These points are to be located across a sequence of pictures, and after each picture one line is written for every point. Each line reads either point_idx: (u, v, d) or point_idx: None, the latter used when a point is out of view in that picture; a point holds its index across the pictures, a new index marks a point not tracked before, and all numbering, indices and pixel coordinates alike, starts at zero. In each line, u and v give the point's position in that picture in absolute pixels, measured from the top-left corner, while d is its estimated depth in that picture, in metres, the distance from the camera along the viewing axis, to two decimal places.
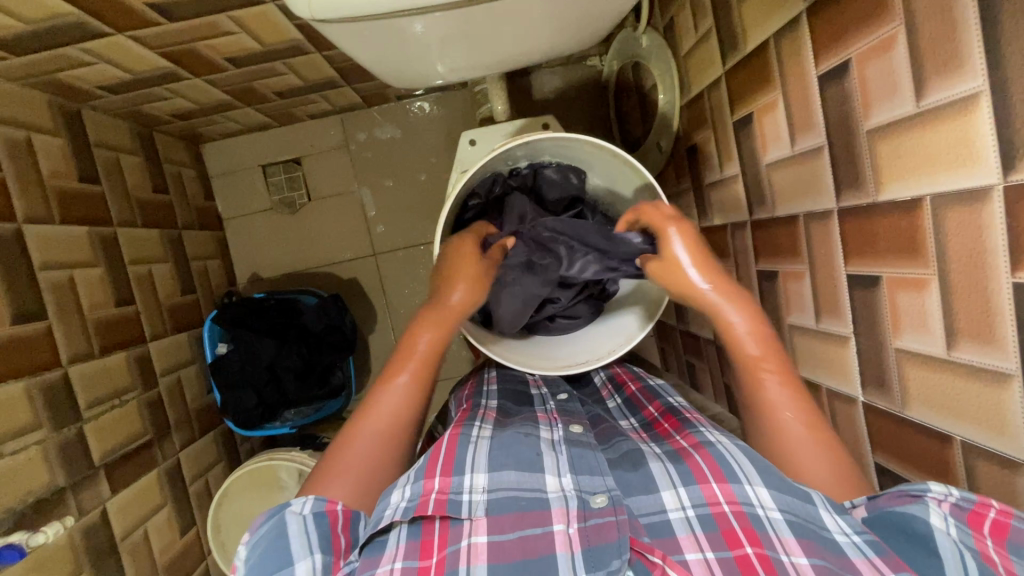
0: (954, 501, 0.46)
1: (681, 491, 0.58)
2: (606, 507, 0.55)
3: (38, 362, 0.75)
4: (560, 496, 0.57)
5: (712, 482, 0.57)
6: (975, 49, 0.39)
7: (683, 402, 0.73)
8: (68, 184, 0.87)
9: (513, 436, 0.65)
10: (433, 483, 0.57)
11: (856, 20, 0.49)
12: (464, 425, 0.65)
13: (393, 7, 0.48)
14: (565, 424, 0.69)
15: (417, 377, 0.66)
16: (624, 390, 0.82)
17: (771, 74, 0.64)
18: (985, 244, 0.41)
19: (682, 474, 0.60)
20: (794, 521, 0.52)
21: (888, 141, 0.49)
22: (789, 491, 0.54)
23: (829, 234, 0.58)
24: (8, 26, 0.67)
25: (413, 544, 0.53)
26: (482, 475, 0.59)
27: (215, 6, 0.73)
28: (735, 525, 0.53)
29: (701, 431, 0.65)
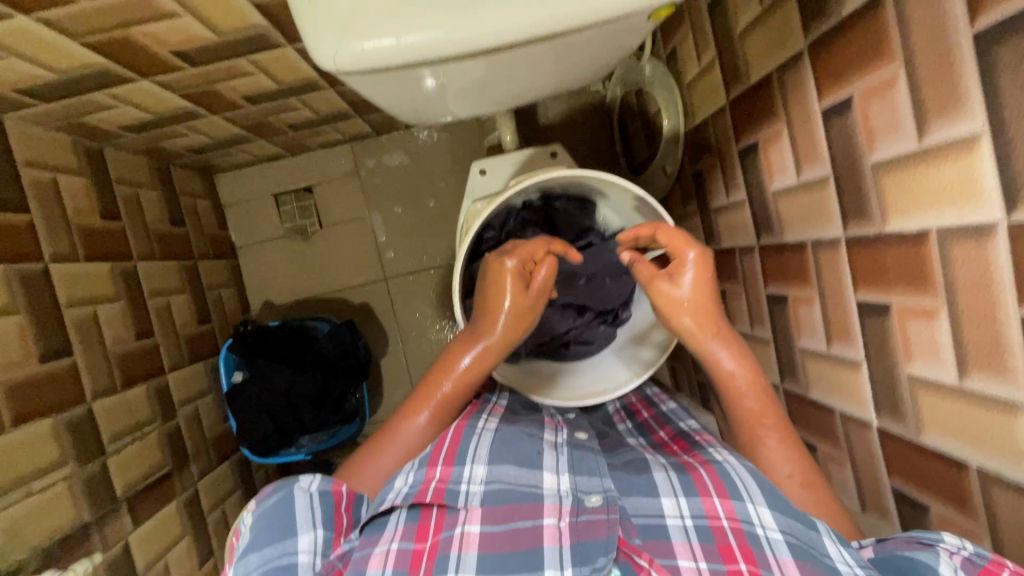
0: (967, 555, 0.46)
1: (681, 501, 0.59)
2: (599, 506, 0.57)
3: (64, 398, 0.77)
4: (555, 494, 0.59)
5: (713, 496, 0.58)
6: (975, 92, 0.41)
7: (696, 425, 0.73)
8: (92, 222, 0.89)
9: (517, 431, 0.66)
10: (435, 472, 0.59)
11: (856, 60, 0.51)
12: (470, 417, 0.67)
13: (418, 55, 0.50)
14: (569, 430, 0.71)
15: (435, 419, 0.68)
16: (636, 417, 0.84)
17: (775, 107, 0.66)
18: (992, 277, 0.42)
19: (684, 484, 0.61)
20: (794, 544, 0.52)
21: (892, 176, 0.50)
22: (791, 515, 0.55)
23: (837, 261, 0.60)
24: (41, 77, 0.70)
25: (410, 527, 0.56)
26: (482, 468, 0.60)
27: (237, 52, 0.75)
28: (732, 542, 0.54)
29: (710, 450, 0.66)
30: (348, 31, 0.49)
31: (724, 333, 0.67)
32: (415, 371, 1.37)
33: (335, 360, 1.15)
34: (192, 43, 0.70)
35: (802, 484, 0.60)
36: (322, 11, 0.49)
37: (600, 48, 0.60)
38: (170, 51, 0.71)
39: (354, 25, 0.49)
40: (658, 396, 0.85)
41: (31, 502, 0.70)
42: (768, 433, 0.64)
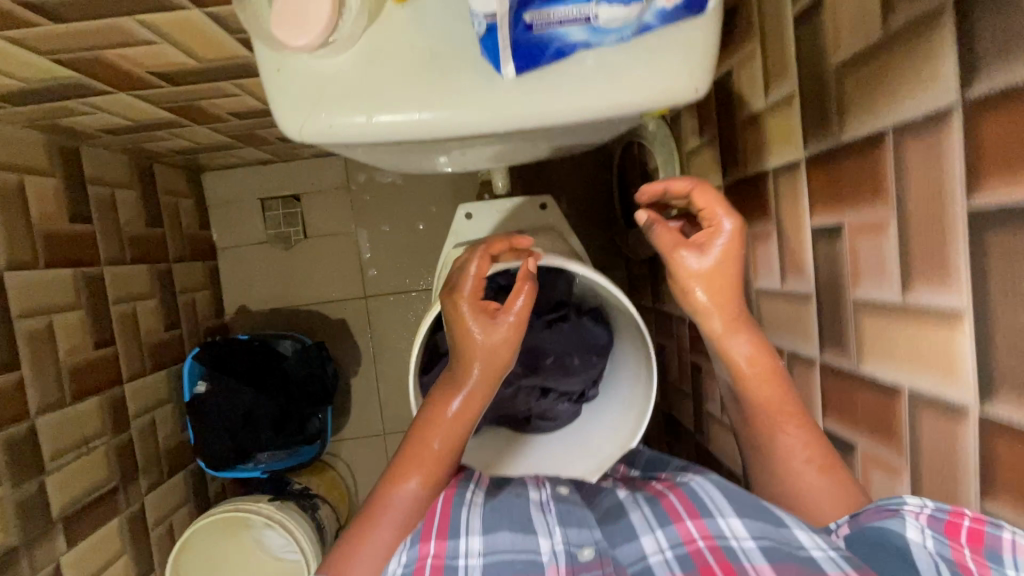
0: (929, 511, 0.40)
1: (659, 535, 0.51)
2: (593, 561, 0.49)
3: (6, 415, 0.74)
4: (550, 552, 0.49)
5: (686, 520, 0.51)
6: (964, 268, 0.38)
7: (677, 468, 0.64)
8: (58, 227, 0.86)
9: (503, 496, 0.57)
10: (429, 547, 0.49)
11: (851, 190, 0.49)
12: (459, 485, 0.57)
13: (391, 131, 0.47)
14: (552, 484, 0.61)
15: (427, 477, 0.57)
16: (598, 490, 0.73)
17: (768, 206, 0.63)
18: (959, 458, 0.41)
19: (658, 515, 0.53)
20: (769, 548, 0.45)
21: (873, 319, 0.48)
22: (760, 519, 0.48)
23: (811, 382, 0.58)
24: (7, 85, 0.66)
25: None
26: (478, 538, 0.50)
27: (220, 77, 0.72)
28: (711, 561, 0.46)
29: (681, 477, 0.60)
30: (317, 104, 0.46)
31: (742, 316, 0.56)
32: (385, 392, 1.35)
33: (301, 381, 1.14)
34: (171, 67, 0.67)
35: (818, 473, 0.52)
36: (291, 81, 0.46)
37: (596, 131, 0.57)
38: (148, 72, 0.68)
39: (326, 99, 0.46)
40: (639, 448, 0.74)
41: None
42: (793, 420, 0.54)
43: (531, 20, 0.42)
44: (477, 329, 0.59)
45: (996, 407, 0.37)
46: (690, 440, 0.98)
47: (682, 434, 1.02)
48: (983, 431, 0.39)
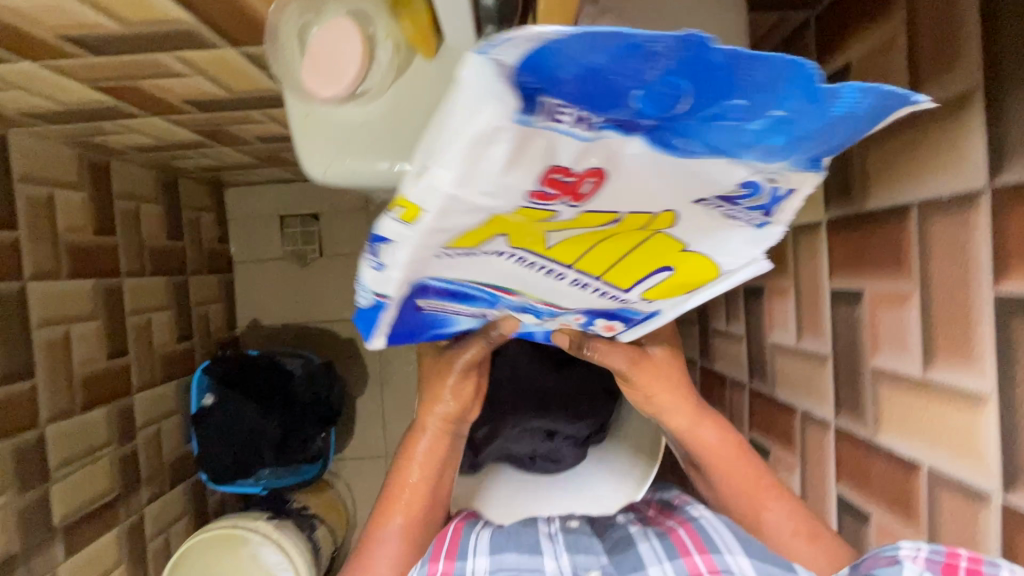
0: (926, 555, 0.38)
1: (666, 567, 0.54)
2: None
3: (19, 421, 0.75)
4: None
5: (694, 554, 0.54)
6: (987, 351, 0.38)
7: (672, 493, 0.68)
8: (82, 239, 0.88)
9: (514, 523, 0.63)
10: (436, 568, 0.54)
11: (870, 258, 0.48)
12: (469, 518, 0.62)
13: None
14: (563, 517, 0.65)
15: (409, 517, 0.58)
16: (658, 524, 0.62)
17: (788, 263, 0.63)
18: (977, 544, 0.40)
19: (666, 548, 0.57)
20: None
21: (890, 392, 0.47)
22: (771, 562, 0.52)
23: (824, 443, 0.57)
24: (43, 105, 0.68)
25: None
26: (485, 558, 0.56)
27: (249, 106, 0.74)
28: None
29: (687, 508, 0.63)
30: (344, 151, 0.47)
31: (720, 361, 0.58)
32: (389, 415, 1.34)
33: (308, 401, 1.14)
34: (204, 95, 0.69)
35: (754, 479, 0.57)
36: (324, 135, 0.47)
37: None
38: (182, 99, 0.70)
39: (353, 146, 0.47)
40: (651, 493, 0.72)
41: None
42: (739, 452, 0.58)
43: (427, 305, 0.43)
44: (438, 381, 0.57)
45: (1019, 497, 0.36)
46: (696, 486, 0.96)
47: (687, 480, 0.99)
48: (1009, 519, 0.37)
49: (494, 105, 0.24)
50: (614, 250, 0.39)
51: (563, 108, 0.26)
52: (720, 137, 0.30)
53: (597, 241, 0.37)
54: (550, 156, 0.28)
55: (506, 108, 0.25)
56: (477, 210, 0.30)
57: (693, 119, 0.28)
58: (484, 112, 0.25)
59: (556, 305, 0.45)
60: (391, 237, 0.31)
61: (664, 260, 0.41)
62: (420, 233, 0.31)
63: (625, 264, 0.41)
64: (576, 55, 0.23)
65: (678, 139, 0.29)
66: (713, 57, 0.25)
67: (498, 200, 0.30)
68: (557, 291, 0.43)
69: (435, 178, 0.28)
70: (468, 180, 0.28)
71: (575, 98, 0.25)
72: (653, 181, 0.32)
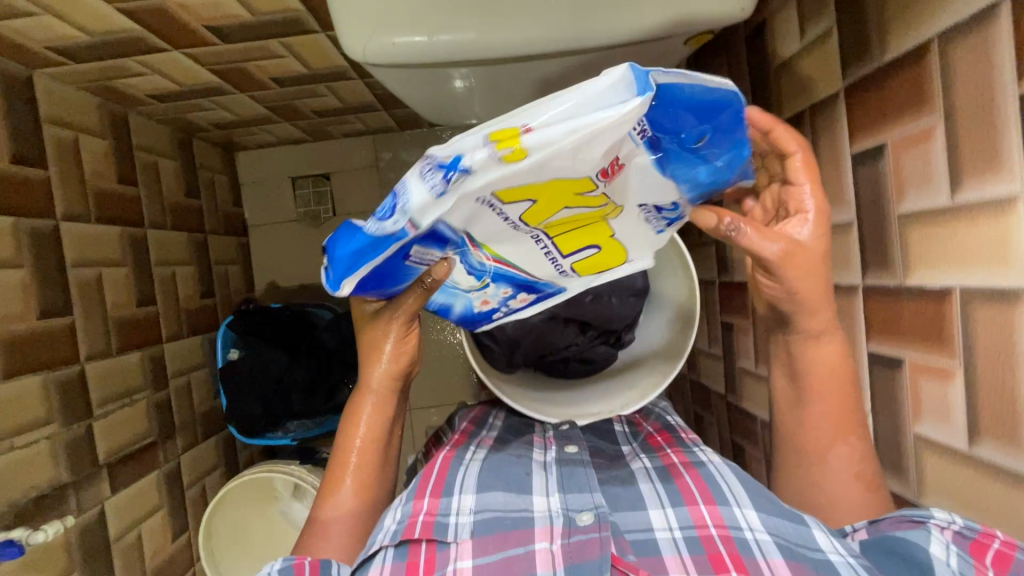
0: (957, 528, 0.46)
1: (669, 512, 0.59)
2: (591, 524, 0.54)
3: (60, 355, 0.77)
4: (546, 514, 0.57)
5: (701, 504, 0.59)
6: (1015, 151, 0.40)
7: (679, 422, 0.74)
8: (107, 186, 0.89)
9: (504, 456, 0.66)
10: (422, 505, 0.57)
11: (892, 107, 0.50)
12: (459, 447, 0.67)
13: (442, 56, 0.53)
14: (560, 445, 0.67)
15: (362, 475, 0.65)
16: (662, 457, 0.68)
17: (805, 146, 0.64)
18: (1012, 346, 0.42)
19: (670, 493, 0.61)
20: (783, 545, 0.52)
21: (920, 231, 0.49)
22: (780, 517, 0.55)
23: (852, 308, 0.59)
24: (70, 35, 0.70)
25: (398, 564, 0.53)
26: (470, 497, 0.59)
27: (269, 33, 0.75)
28: (722, 550, 0.53)
29: (696, 451, 0.67)
30: (378, 24, 0.51)
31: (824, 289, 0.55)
32: None
33: (332, 350, 1.16)
34: (227, 19, 0.71)
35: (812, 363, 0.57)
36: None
37: None
38: (204, 24, 0.71)
39: (386, 19, 0.50)
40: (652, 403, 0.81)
41: (12, 456, 0.70)
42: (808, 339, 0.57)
43: (412, 256, 0.47)
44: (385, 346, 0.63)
45: None
46: (721, 404, 0.97)
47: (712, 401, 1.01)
48: None
49: (601, 108, 0.36)
50: (575, 225, 0.49)
51: (645, 124, 0.40)
52: (679, 176, 0.47)
53: (569, 203, 0.45)
54: (601, 138, 0.37)
55: (626, 102, 0.36)
56: (534, 163, 0.38)
57: (692, 150, 0.45)
58: (582, 115, 0.36)
59: (509, 265, 0.52)
60: (472, 168, 0.37)
61: (597, 238, 0.52)
62: (490, 170, 0.37)
63: (573, 236, 0.51)
64: (680, 90, 0.39)
65: (671, 160, 0.45)
66: (722, 116, 0.44)
67: (547, 160, 0.37)
68: (519, 243, 0.50)
69: (545, 132, 0.36)
70: (549, 139, 0.36)
71: (657, 118, 0.40)
72: (638, 179, 0.46)
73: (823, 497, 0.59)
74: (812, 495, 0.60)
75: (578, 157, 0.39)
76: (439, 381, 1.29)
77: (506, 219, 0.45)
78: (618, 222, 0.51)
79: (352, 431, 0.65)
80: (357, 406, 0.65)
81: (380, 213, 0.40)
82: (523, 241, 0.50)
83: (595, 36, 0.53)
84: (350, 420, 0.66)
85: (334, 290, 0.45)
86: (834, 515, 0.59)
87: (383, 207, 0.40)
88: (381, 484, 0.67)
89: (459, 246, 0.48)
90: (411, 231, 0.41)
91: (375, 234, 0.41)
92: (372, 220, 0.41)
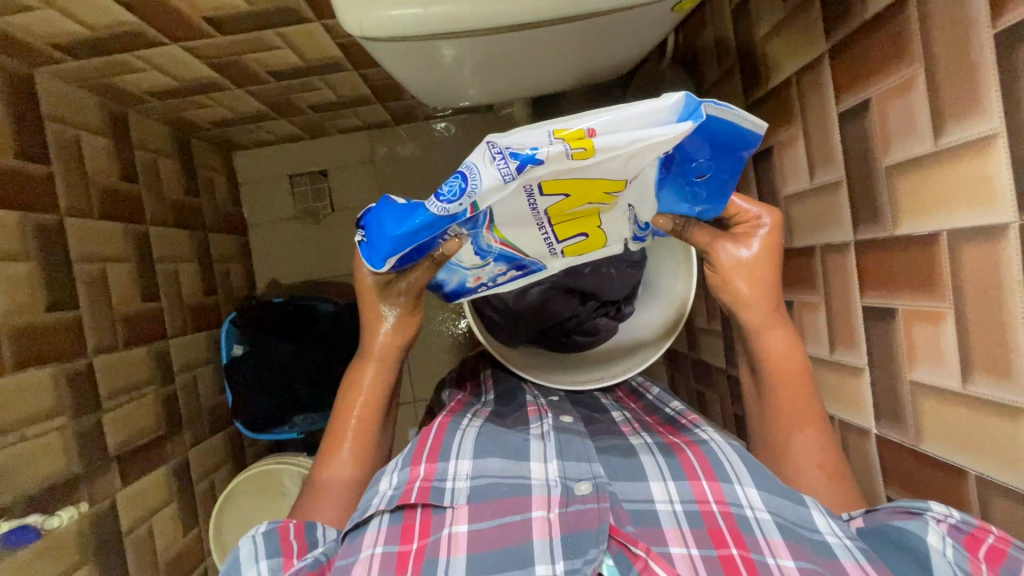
0: (954, 522, 0.48)
1: (670, 485, 0.59)
2: (589, 495, 0.56)
3: (68, 348, 0.78)
4: (544, 483, 0.58)
5: (702, 479, 0.59)
6: (992, 93, 0.42)
7: (681, 408, 0.73)
8: (108, 183, 0.91)
9: (502, 427, 0.66)
10: (419, 471, 0.58)
11: (875, 62, 0.52)
12: (455, 414, 0.67)
13: (436, 27, 0.54)
14: (555, 414, 0.69)
15: (360, 445, 0.67)
16: (662, 436, 0.68)
17: (792, 110, 0.65)
18: (1000, 281, 0.43)
19: (672, 468, 0.61)
20: (781, 523, 0.54)
21: (907, 180, 0.50)
22: (778, 494, 0.56)
23: (845, 264, 0.60)
24: (71, 30, 0.71)
25: (394, 530, 0.54)
26: (467, 463, 0.60)
27: (265, 23, 0.77)
28: (722, 525, 0.55)
29: (697, 431, 0.67)
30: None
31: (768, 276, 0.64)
32: None
33: (336, 342, 1.17)
34: (224, 10, 0.72)
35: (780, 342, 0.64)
36: None
37: (609, 39, 0.65)
38: (201, 15, 0.73)
39: None
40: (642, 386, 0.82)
41: (24, 446, 0.71)
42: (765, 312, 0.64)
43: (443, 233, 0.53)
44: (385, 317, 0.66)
45: None
46: (722, 378, 0.98)
47: (713, 377, 1.02)
48: None
49: (651, 127, 0.48)
50: (576, 217, 0.57)
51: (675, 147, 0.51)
52: (682, 190, 0.57)
53: (592, 197, 0.54)
54: (642, 153, 0.49)
55: (673, 131, 0.47)
56: (597, 161, 0.48)
57: (698, 175, 0.55)
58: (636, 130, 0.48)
59: (514, 248, 0.58)
60: (544, 159, 0.47)
61: (584, 226, 0.59)
62: (558, 162, 0.48)
63: (569, 223, 0.57)
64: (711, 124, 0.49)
65: (683, 175, 0.55)
66: (735, 163, 0.54)
67: (602, 161, 0.48)
68: (523, 227, 0.56)
69: (612, 140, 0.47)
70: (609, 146, 0.47)
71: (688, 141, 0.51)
72: (643, 194, 0.57)
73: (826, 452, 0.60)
74: (813, 451, 0.61)
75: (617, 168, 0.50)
76: (441, 371, 1.30)
77: (533, 206, 0.54)
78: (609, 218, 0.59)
79: (350, 404, 0.67)
80: (356, 377, 0.68)
81: (447, 194, 0.48)
82: (528, 229, 0.56)
83: (583, 5, 0.54)
84: (349, 392, 0.68)
85: (380, 266, 0.53)
86: (837, 469, 0.60)
87: (447, 189, 0.48)
88: (376, 456, 0.68)
89: (475, 226, 0.54)
90: (468, 210, 0.50)
91: (435, 213, 0.49)
92: (435, 201, 0.48)
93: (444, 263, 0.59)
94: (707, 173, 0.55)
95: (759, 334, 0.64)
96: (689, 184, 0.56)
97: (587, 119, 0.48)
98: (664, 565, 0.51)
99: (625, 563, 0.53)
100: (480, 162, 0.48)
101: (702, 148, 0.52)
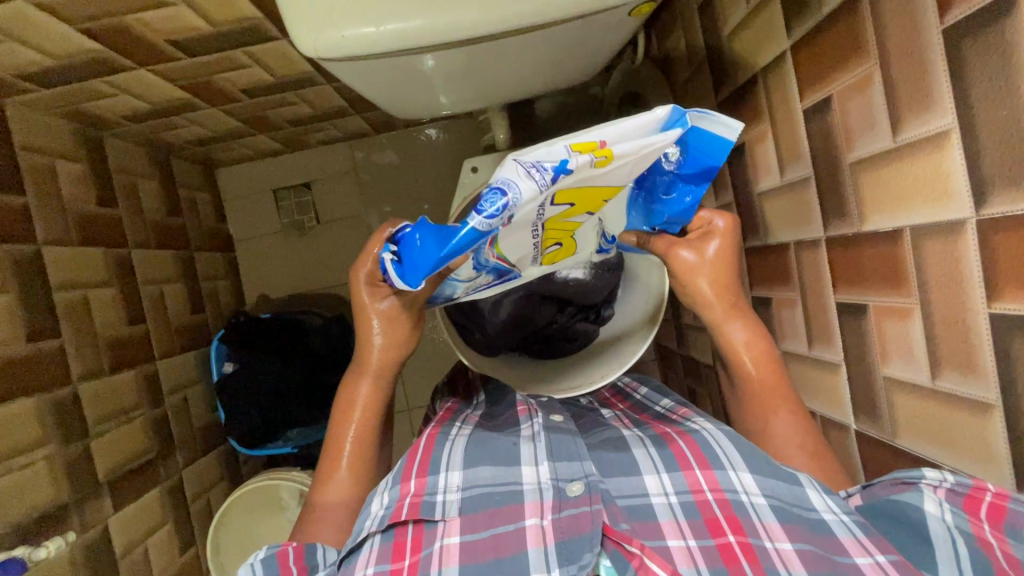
0: (950, 486, 0.46)
1: (663, 477, 0.59)
2: (582, 496, 0.55)
3: (51, 377, 0.78)
4: (536, 488, 0.57)
5: (695, 469, 0.59)
6: (945, 89, 0.41)
7: (672, 405, 0.73)
8: (87, 208, 0.91)
9: (491, 433, 0.66)
10: (409, 487, 0.58)
11: (834, 58, 0.51)
12: (443, 425, 0.67)
13: (394, 46, 0.54)
14: (545, 414, 0.69)
15: (358, 459, 0.67)
16: (652, 427, 0.68)
17: (761, 107, 0.65)
18: (961, 275, 0.43)
19: (665, 459, 0.61)
20: (778, 506, 0.54)
21: (870, 175, 0.50)
22: (773, 477, 0.56)
23: (818, 261, 0.60)
24: (36, 61, 0.71)
25: (385, 549, 0.54)
26: (458, 474, 0.60)
27: (231, 42, 0.77)
28: (718, 514, 0.54)
29: (689, 422, 0.67)
30: (329, 21, 0.53)
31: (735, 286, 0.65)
32: None
33: (326, 355, 1.18)
34: (187, 33, 0.73)
35: (751, 339, 0.64)
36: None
37: (578, 43, 0.65)
38: (166, 39, 0.73)
39: (335, 15, 0.53)
40: (630, 384, 0.82)
41: (11, 478, 0.71)
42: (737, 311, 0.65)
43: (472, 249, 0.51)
44: (376, 332, 0.66)
45: (989, 210, 0.40)
46: (711, 374, 0.98)
47: (703, 373, 1.02)
48: (984, 237, 0.41)
49: (647, 136, 0.50)
50: (559, 227, 0.57)
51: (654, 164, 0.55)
52: (650, 204, 0.62)
53: (590, 205, 0.55)
54: (641, 161, 0.52)
55: (670, 139, 0.51)
56: (607, 171, 0.51)
57: (669, 194, 0.59)
58: (636, 139, 0.50)
59: (506, 260, 0.57)
60: (575, 170, 0.47)
61: (561, 236, 0.60)
62: (582, 173, 0.49)
63: (554, 232, 0.58)
64: (687, 139, 0.53)
65: (655, 191, 0.60)
66: (701, 185, 0.58)
67: (615, 166, 0.50)
68: (515, 243, 0.55)
69: (624, 151, 0.49)
70: (623, 153, 0.49)
71: (661, 158, 0.55)
72: (616, 211, 0.61)
73: (806, 450, 0.60)
74: (793, 450, 0.61)
75: (619, 177, 0.53)
76: (435, 379, 1.30)
77: (540, 215, 0.52)
78: (583, 230, 0.61)
79: (345, 419, 0.68)
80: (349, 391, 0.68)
81: (490, 210, 0.46)
82: (518, 242, 0.56)
83: (541, 13, 0.54)
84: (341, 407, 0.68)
85: (415, 285, 0.51)
86: (817, 467, 0.60)
87: (489, 204, 0.46)
88: (373, 469, 0.68)
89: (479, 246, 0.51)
90: (503, 224, 0.48)
91: (478, 230, 0.46)
92: (479, 216, 0.46)
93: (443, 277, 0.59)
94: (672, 194, 0.59)
95: (733, 329, 0.64)
96: (661, 200, 0.60)
97: (595, 131, 0.49)
98: (662, 561, 0.49)
99: (622, 562, 0.51)
100: (515, 176, 0.47)
101: (672, 167, 0.56)
